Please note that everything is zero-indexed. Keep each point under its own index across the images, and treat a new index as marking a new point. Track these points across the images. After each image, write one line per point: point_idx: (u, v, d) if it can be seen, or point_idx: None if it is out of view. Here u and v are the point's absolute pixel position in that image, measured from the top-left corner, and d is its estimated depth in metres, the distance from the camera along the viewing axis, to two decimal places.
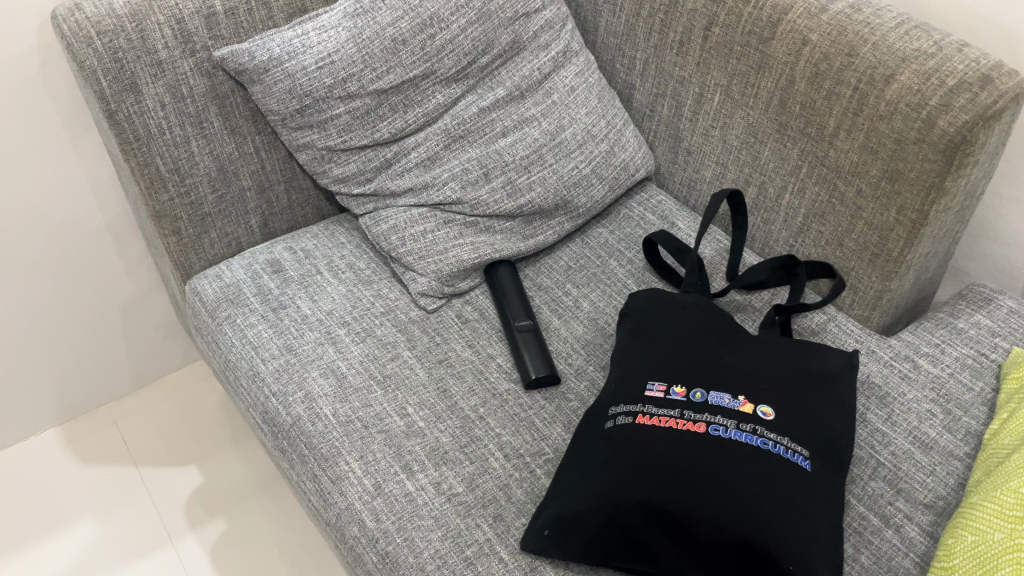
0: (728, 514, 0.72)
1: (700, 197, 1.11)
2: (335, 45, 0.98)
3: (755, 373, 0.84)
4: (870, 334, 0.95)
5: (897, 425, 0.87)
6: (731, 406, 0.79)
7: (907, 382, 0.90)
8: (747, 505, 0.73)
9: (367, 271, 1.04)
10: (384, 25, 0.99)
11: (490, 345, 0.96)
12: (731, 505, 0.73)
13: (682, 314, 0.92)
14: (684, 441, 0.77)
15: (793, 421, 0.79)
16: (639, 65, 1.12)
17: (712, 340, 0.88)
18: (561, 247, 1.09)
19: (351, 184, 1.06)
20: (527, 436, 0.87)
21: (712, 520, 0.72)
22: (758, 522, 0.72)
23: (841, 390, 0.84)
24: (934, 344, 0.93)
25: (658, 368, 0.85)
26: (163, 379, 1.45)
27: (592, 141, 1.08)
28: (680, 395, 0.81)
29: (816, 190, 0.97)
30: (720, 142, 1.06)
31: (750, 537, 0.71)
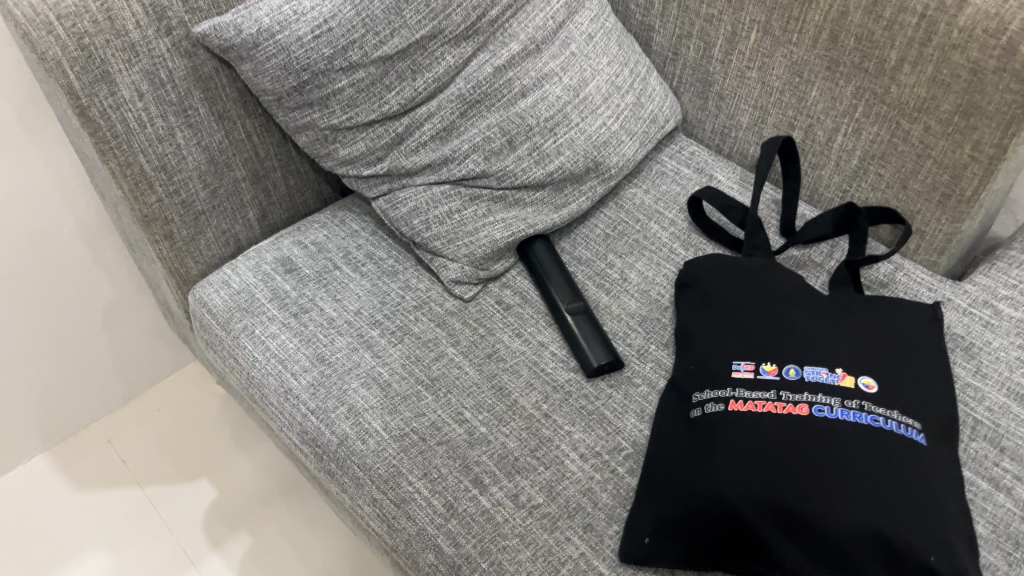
0: (852, 504, 0.66)
1: (735, 145, 1.03)
2: (330, 8, 0.85)
3: (844, 338, 0.77)
4: (943, 281, 0.89)
5: (988, 378, 0.82)
6: (831, 381, 0.73)
7: (991, 330, 0.85)
8: (872, 492, 0.66)
9: (389, 261, 0.94)
10: None
11: (539, 331, 0.88)
12: (854, 494, 0.66)
13: (749, 278, 0.84)
14: (789, 427, 0.70)
15: (898, 391, 0.73)
16: (657, 5, 1.02)
17: (788, 303, 0.81)
18: (594, 213, 1.00)
19: (360, 165, 0.94)
20: (600, 431, 0.79)
21: (835, 513, 0.66)
22: (887, 510, 0.66)
23: (934, 348, 0.78)
24: (1012, 286, 0.87)
25: (737, 343, 0.78)
26: (151, 389, 1.33)
27: (618, 93, 0.99)
28: (771, 374, 0.74)
29: (875, 130, 0.89)
30: (758, 84, 0.97)
31: (881, 528, 0.65)
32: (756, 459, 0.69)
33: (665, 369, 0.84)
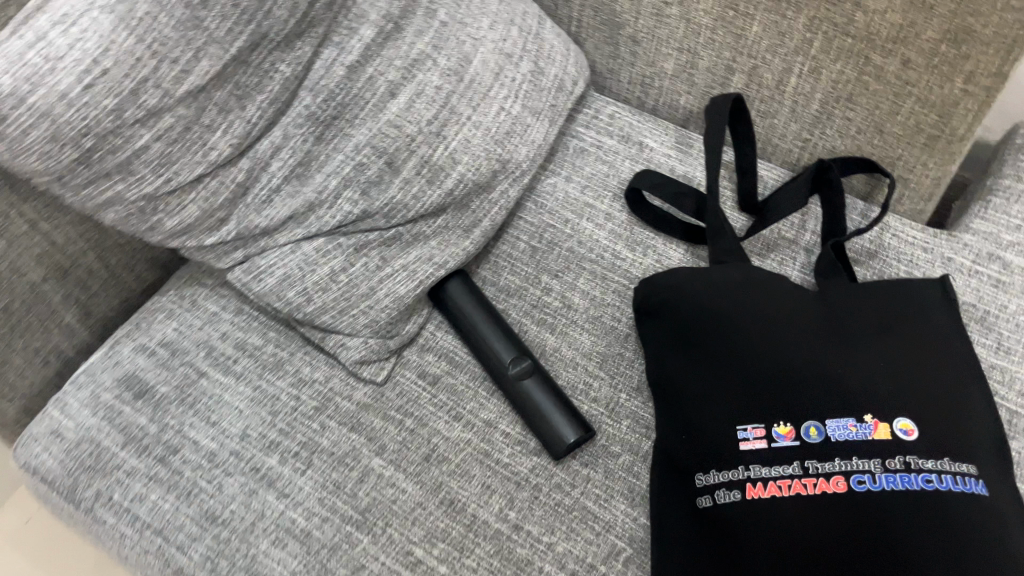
0: None
1: (661, 96, 0.83)
2: (99, 38, 0.59)
3: (862, 365, 0.62)
4: (937, 234, 0.75)
5: (1013, 354, 0.69)
6: (865, 438, 0.58)
7: (1004, 291, 0.71)
8: None
9: (269, 348, 0.72)
10: None
11: (482, 406, 0.70)
12: None
13: (726, 295, 0.66)
14: (828, 514, 0.55)
15: (943, 429, 0.58)
16: None
17: (783, 325, 0.64)
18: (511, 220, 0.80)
19: (198, 233, 0.70)
20: (586, 534, 0.63)
21: None
22: None
23: (960, 348, 0.64)
24: (1016, 227, 0.73)
25: (735, 397, 0.62)
26: None
27: (510, 64, 0.77)
28: (789, 439, 0.59)
29: (836, 68, 0.71)
30: (680, 22, 0.76)
31: None
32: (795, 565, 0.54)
33: (647, 425, 0.68)
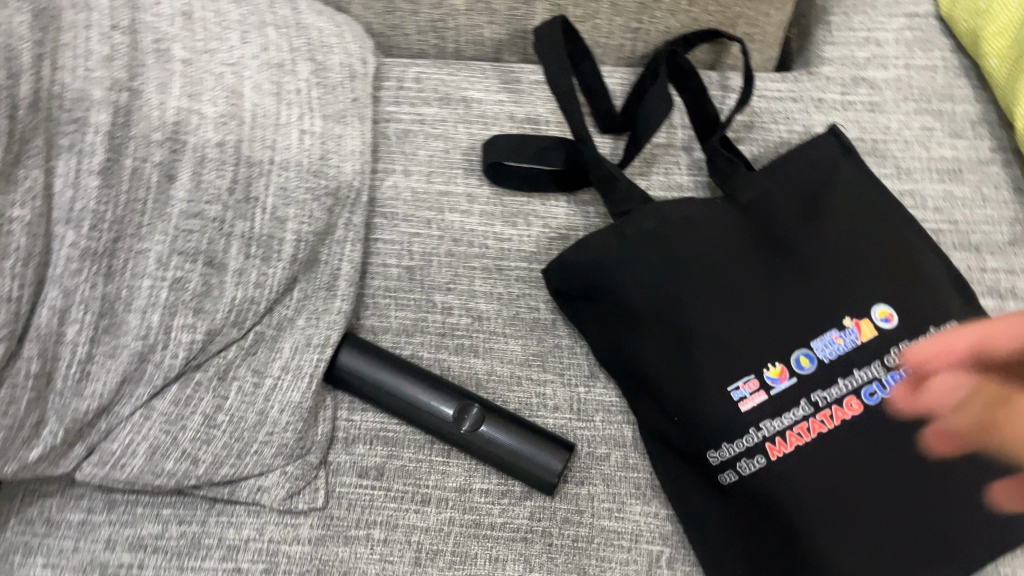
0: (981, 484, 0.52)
1: (461, 37, 0.71)
2: None
3: (813, 269, 0.57)
4: (796, 76, 0.70)
5: (915, 172, 0.67)
6: (855, 344, 0.54)
7: (881, 111, 0.68)
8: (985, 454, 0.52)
9: (172, 531, 0.58)
10: None
11: (445, 475, 0.60)
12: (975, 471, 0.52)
13: (646, 252, 0.59)
14: (857, 440, 0.52)
15: (916, 298, 0.55)
16: None
17: (717, 264, 0.58)
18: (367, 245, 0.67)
19: (15, 453, 0.52)
20: (618, 556, 0.57)
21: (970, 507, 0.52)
22: None
23: (882, 201, 0.61)
24: (864, 41, 0.71)
25: (709, 357, 0.56)
26: None
27: (286, 75, 0.62)
28: (784, 380, 0.54)
29: None
30: None
31: None
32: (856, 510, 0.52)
33: (621, 411, 0.61)
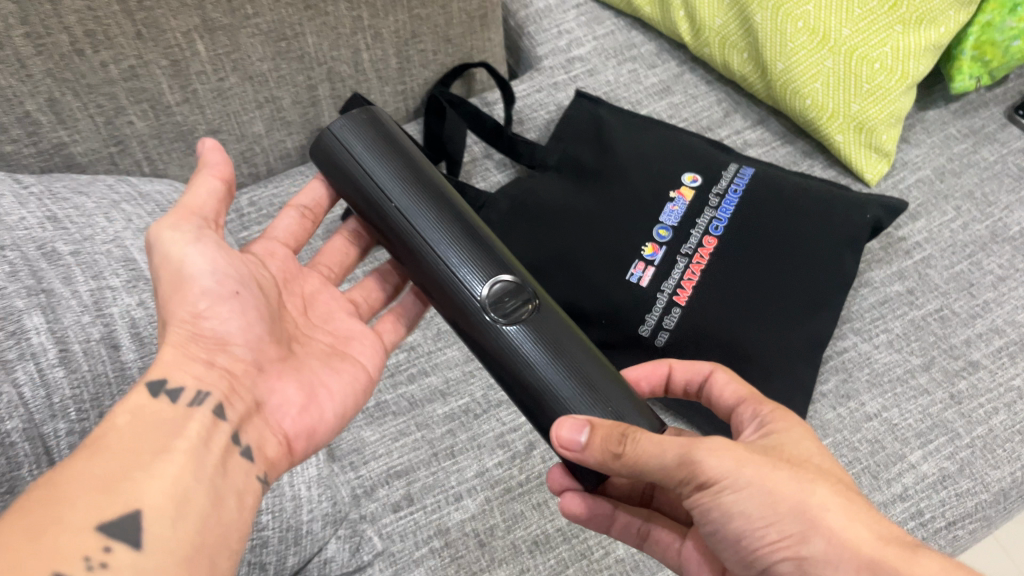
0: (791, 238, 0.71)
1: (271, 158, 0.83)
2: None
3: (627, 178, 0.75)
4: (530, 74, 0.89)
5: (642, 99, 0.88)
6: (687, 205, 0.73)
7: (598, 71, 0.90)
8: (779, 214, 0.72)
9: None
10: None
11: (460, 470, 0.68)
12: (778, 228, 0.71)
13: (513, 225, 0.74)
14: (724, 262, 0.70)
15: (702, 163, 0.76)
16: (44, 118, 0.68)
17: (561, 206, 0.74)
18: None
19: None
20: None
21: (819, 275, 0.71)
22: (788, 208, 0.72)
23: (641, 122, 0.82)
24: (564, 29, 0.92)
25: (591, 270, 0.70)
26: None
27: None
28: (658, 251, 0.71)
29: (393, 18, 0.77)
30: (244, 84, 0.75)
31: (799, 228, 0.72)
32: (759, 301, 0.68)
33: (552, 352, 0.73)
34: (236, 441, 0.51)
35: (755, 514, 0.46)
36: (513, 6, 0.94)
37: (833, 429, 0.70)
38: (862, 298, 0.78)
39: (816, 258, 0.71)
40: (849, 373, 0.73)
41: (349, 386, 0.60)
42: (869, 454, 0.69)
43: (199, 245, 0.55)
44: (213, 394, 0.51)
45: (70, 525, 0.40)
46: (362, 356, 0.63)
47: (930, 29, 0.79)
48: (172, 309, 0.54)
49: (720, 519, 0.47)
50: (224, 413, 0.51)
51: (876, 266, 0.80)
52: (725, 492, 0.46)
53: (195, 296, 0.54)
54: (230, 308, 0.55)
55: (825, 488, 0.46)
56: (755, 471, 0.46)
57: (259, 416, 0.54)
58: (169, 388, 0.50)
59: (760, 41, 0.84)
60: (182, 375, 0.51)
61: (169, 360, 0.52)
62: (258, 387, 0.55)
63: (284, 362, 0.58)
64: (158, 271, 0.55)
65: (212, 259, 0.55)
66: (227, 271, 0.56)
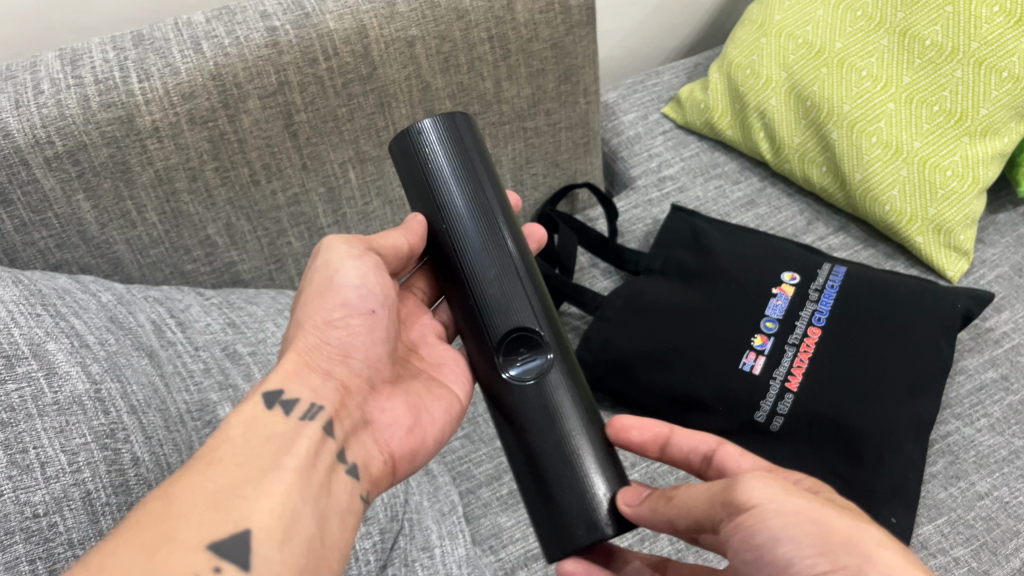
0: (893, 325, 0.77)
1: None
2: None
3: (730, 276, 0.83)
4: (627, 193, 1.01)
5: (729, 211, 0.97)
6: (788, 300, 0.80)
7: (686, 188, 1.00)
8: (877, 304, 0.79)
9: None
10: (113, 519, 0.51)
11: None
12: (879, 316, 0.78)
13: (627, 319, 0.82)
14: (830, 349, 0.76)
15: (797, 263, 0.84)
16: (221, 240, 0.78)
17: (671, 303, 0.82)
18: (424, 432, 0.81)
19: None
20: None
21: (923, 359, 0.76)
22: (885, 297, 0.79)
23: (734, 227, 0.90)
24: (652, 154, 1.04)
25: (705, 358, 0.77)
26: None
27: None
28: (767, 342, 0.77)
29: (512, 148, 0.90)
30: (385, 207, 0.86)
31: (898, 316, 0.78)
32: (868, 383, 0.74)
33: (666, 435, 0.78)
34: (343, 459, 0.50)
35: (808, 552, 0.41)
36: (606, 135, 1.08)
37: (947, 508, 0.73)
38: (960, 384, 0.82)
39: (918, 342, 0.77)
40: (956, 455, 0.77)
41: (448, 412, 0.60)
42: (985, 530, 0.71)
43: (356, 260, 0.57)
44: (324, 409, 0.51)
45: (184, 543, 0.39)
46: (455, 383, 0.63)
47: (995, 139, 0.87)
48: (308, 315, 0.55)
49: (768, 546, 0.42)
50: (333, 431, 0.50)
51: (967, 354, 0.85)
52: (766, 517, 0.42)
53: (332, 307, 0.55)
54: (363, 332, 0.56)
55: (878, 531, 0.41)
56: (806, 508, 0.42)
57: (365, 430, 0.54)
58: (284, 400, 0.50)
59: (839, 155, 0.92)
60: (299, 387, 0.51)
61: (289, 370, 0.52)
62: (363, 402, 0.55)
63: (390, 382, 0.58)
64: (315, 272, 0.57)
65: (360, 274, 0.56)
66: (373, 294, 0.57)
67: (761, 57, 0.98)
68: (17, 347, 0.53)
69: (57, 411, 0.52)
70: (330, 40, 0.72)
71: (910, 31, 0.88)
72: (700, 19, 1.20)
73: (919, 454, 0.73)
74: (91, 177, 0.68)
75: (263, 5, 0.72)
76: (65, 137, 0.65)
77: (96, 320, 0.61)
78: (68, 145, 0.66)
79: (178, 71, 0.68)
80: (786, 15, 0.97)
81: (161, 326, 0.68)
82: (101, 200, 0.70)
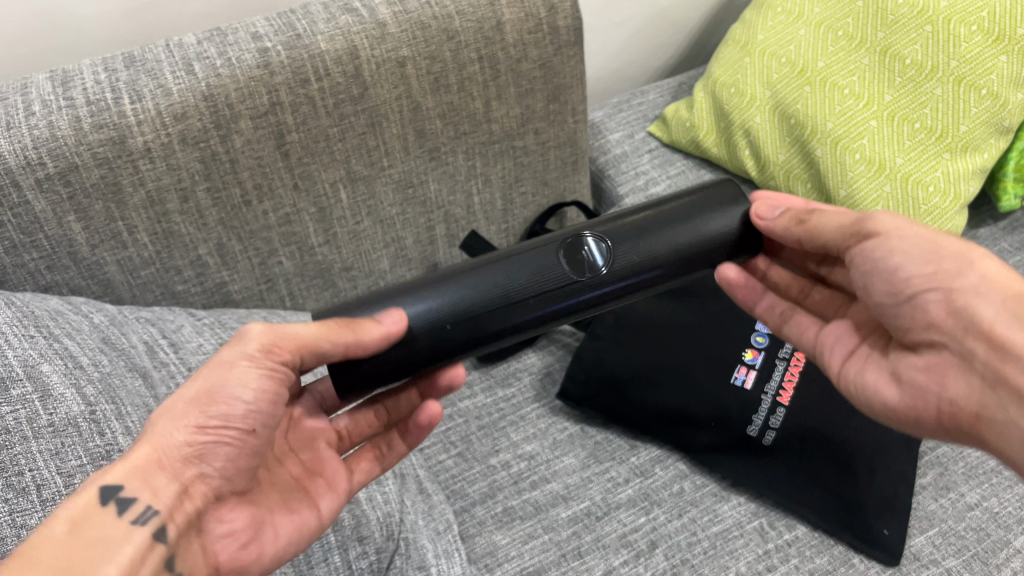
0: None
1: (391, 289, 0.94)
2: None
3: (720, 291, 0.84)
4: None
5: None
6: None
7: None
8: None
9: None
10: None
11: (589, 570, 0.71)
12: None
13: (619, 337, 0.83)
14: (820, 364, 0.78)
15: None
16: (212, 260, 0.78)
17: (662, 320, 0.83)
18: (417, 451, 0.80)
19: None
20: (738, 541, 0.72)
21: None
22: None
23: None
24: (638, 172, 1.05)
25: (697, 377, 0.78)
26: None
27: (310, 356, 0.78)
28: (757, 356, 0.79)
29: (501, 168, 0.91)
30: (375, 227, 0.86)
31: None
32: None
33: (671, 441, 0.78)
34: (166, 571, 0.47)
35: (917, 253, 0.52)
36: (594, 154, 1.09)
37: (937, 519, 0.73)
38: None
39: None
40: (945, 467, 0.77)
41: (298, 530, 0.55)
42: (976, 541, 0.72)
43: (258, 374, 0.50)
44: (160, 512, 0.47)
45: None
46: (319, 501, 0.57)
47: (975, 155, 0.89)
48: (177, 411, 0.49)
49: (886, 252, 0.53)
50: (164, 536, 0.46)
51: None
52: (891, 239, 0.53)
53: (210, 417, 0.49)
54: (232, 447, 0.50)
55: (986, 252, 0.52)
56: (924, 233, 0.53)
57: (196, 538, 0.49)
58: (123, 497, 0.46)
59: (823, 172, 0.94)
60: (141, 485, 0.47)
61: (140, 462, 0.48)
62: (206, 508, 0.50)
63: (243, 490, 0.53)
64: (211, 365, 0.51)
65: (256, 389, 0.50)
66: (260, 411, 0.50)
67: (745, 76, 1.00)
68: (11, 369, 0.53)
69: (52, 434, 0.51)
70: (322, 60, 0.72)
71: (891, 50, 0.90)
72: (683, 40, 1.22)
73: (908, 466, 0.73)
74: (82, 199, 0.68)
75: (254, 27, 0.73)
76: (56, 158, 0.65)
77: (89, 341, 0.61)
78: (60, 166, 0.66)
79: (170, 92, 0.68)
80: (768, 35, 0.99)
81: (154, 347, 0.67)
82: (91, 222, 0.70)
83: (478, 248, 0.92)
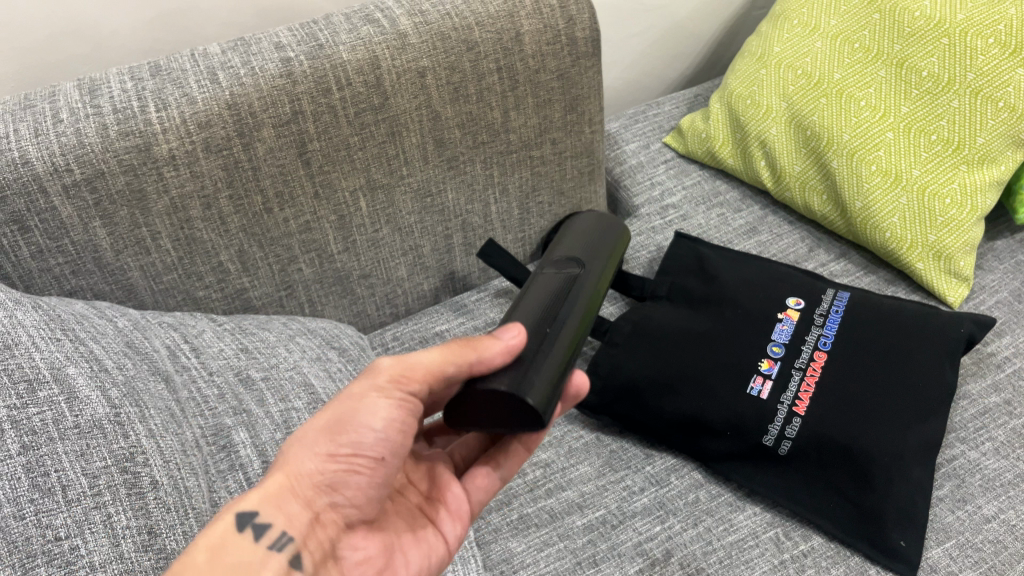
0: (898, 347, 0.78)
1: (408, 297, 0.95)
2: None
3: (736, 301, 0.84)
4: (630, 221, 1.02)
5: (731, 239, 0.99)
6: (793, 324, 0.82)
7: (689, 218, 1.01)
8: (881, 327, 0.80)
9: None
10: (135, 539, 0.51)
11: None
12: (884, 338, 0.79)
13: (635, 345, 0.83)
14: (837, 373, 0.77)
15: (801, 289, 0.86)
16: (233, 266, 0.79)
17: (677, 329, 0.83)
18: None
19: None
20: (754, 551, 0.72)
21: (927, 381, 0.77)
22: (889, 323, 0.81)
23: (738, 256, 0.92)
24: (655, 183, 1.06)
25: (711, 385, 0.78)
26: None
27: (329, 362, 0.78)
28: (773, 366, 0.78)
29: (519, 177, 0.91)
30: (394, 235, 0.87)
31: (903, 340, 0.79)
32: (874, 406, 0.75)
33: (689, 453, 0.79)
34: None
35: None
36: (610, 165, 1.10)
37: (954, 531, 0.73)
38: (963, 409, 0.83)
39: (922, 366, 0.78)
40: (962, 479, 0.77)
41: (427, 558, 0.56)
42: (993, 553, 0.71)
43: (389, 403, 0.50)
44: (295, 539, 0.48)
45: None
46: (443, 528, 0.58)
47: (992, 167, 0.89)
48: (313, 438, 0.50)
49: None
50: (301, 563, 0.47)
51: (970, 379, 0.86)
52: None
53: (344, 446, 0.49)
54: (364, 474, 0.50)
55: None
56: None
57: (333, 566, 0.50)
58: (258, 523, 0.47)
59: (839, 184, 0.94)
60: (274, 512, 0.48)
61: (273, 488, 0.49)
62: (336, 536, 0.51)
63: (372, 517, 0.53)
64: (342, 397, 0.51)
65: (387, 418, 0.50)
66: (389, 440, 0.50)
67: (761, 88, 1.00)
68: (38, 372, 0.54)
69: (78, 435, 0.52)
70: (344, 70, 0.74)
71: (907, 63, 0.90)
72: (699, 52, 1.23)
73: (925, 477, 0.73)
74: (107, 205, 0.69)
75: (277, 38, 0.74)
76: (83, 165, 0.66)
77: (113, 344, 0.62)
78: (86, 172, 0.67)
79: (194, 100, 0.70)
80: (784, 47, 1.00)
81: (175, 351, 0.68)
82: (116, 227, 0.71)
83: (494, 255, 0.92)
